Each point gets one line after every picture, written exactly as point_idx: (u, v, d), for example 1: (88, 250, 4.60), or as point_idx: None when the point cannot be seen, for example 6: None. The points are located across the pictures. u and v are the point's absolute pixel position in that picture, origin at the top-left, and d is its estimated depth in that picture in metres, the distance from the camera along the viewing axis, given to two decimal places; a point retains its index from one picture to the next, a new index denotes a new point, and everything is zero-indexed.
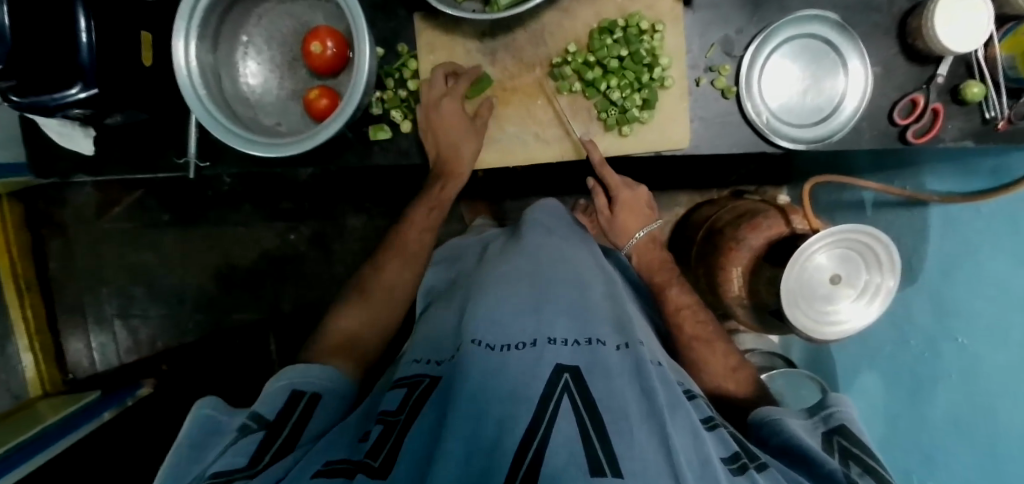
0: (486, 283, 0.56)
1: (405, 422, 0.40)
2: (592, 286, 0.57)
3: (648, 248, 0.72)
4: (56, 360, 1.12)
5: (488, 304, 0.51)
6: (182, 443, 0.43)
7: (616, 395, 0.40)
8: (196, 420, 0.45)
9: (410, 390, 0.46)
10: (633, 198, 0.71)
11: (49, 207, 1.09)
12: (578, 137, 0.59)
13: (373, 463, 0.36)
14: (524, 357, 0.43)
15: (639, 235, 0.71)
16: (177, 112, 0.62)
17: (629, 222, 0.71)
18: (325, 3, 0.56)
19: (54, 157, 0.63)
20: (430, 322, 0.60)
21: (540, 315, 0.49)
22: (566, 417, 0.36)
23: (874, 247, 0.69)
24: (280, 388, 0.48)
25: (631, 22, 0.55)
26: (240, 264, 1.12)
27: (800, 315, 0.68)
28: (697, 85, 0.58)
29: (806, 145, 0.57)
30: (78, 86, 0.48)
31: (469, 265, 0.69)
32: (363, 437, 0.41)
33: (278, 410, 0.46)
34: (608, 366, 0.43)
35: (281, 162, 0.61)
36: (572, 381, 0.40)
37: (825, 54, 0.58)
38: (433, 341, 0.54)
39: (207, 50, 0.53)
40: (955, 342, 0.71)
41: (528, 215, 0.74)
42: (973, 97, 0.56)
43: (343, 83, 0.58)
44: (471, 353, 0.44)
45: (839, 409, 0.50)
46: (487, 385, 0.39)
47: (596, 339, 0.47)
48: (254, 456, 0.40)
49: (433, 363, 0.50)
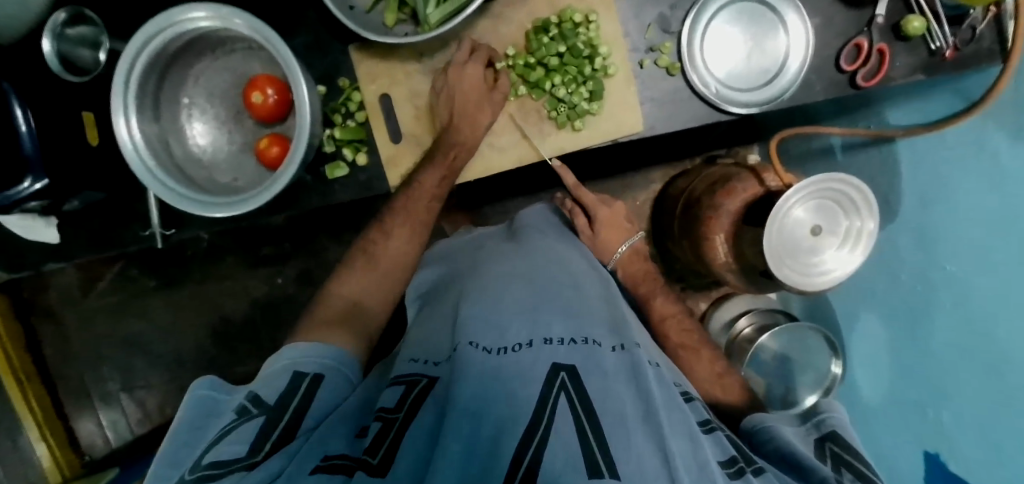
0: (479, 285, 0.56)
1: (404, 419, 0.39)
2: (586, 289, 0.58)
3: (631, 261, 0.74)
4: (69, 443, 1.12)
5: (483, 303, 0.51)
6: (180, 421, 0.42)
7: (613, 397, 0.40)
8: (194, 402, 0.44)
9: (409, 388, 0.44)
10: (611, 214, 0.72)
11: (35, 294, 1.09)
12: (533, 140, 0.59)
13: (372, 460, 0.34)
14: (521, 359, 0.43)
15: (622, 249, 0.72)
16: (132, 185, 0.62)
17: (611, 237, 0.72)
18: (259, 51, 0.57)
19: (21, 251, 0.63)
20: (429, 322, 0.59)
21: (536, 315, 0.49)
22: (564, 417, 0.36)
23: (849, 192, 0.69)
24: (281, 369, 0.46)
25: (564, 17, 0.56)
26: (233, 316, 1.12)
27: (787, 271, 0.68)
28: (641, 67, 0.58)
29: (758, 108, 0.58)
30: (30, 178, 0.47)
31: (467, 258, 0.69)
32: (362, 432, 0.40)
33: (280, 393, 0.43)
34: (603, 368, 0.43)
35: (246, 216, 0.61)
36: (568, 380, 0.40)
37: (762, 15, 0.59)
38: (429, 344, 0.53)
39: (149, 122, 0.52)
40: (944, 270, 0.71)
41: (522, 217, 0.75)
42: (916, 32, 0.57)
43: (292, 127, 0.58)
44: (468, 355, 0.43)
45: (831, 415, 0.50)
46: (485, 388, 0.38)
47: (592, 339, 0.47)
48: (253, 446, 0.37)
49: (431, 364, 0.49)
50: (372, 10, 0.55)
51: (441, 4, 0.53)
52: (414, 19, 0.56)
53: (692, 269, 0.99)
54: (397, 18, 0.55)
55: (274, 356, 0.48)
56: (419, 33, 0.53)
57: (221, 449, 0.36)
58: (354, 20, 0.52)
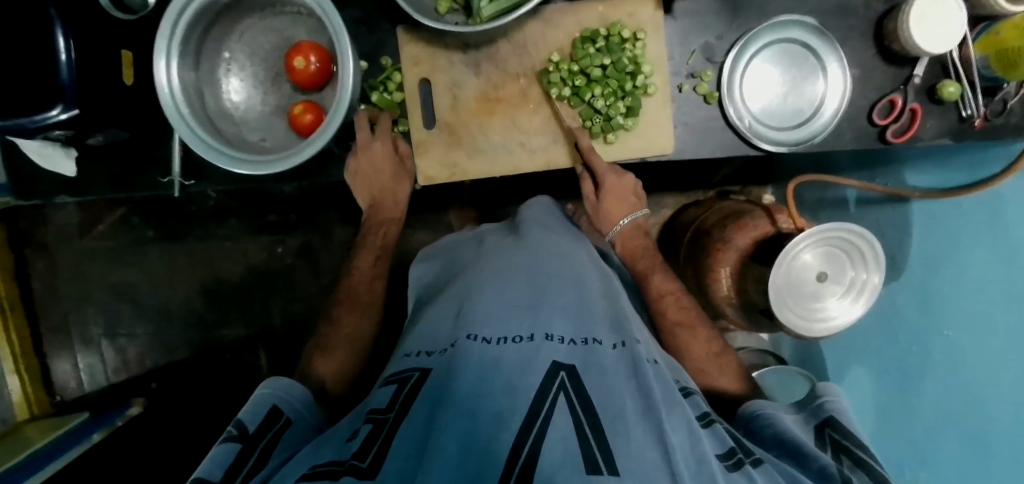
0: (484, 277, 0.56)
1: (394, 420, 0.38)
2: (588, 283, 0.57)
3: (631, 236, 0.70)
4: (42, 381, 1.10)
5: (487, 298, 0.50)
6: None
7: (613, 393, 0.39)
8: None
9: (400, 385, 0.44)
10: (617, 184, 0.63)
11: (32, 227, 1.08)
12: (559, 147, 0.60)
13: (362, 464, 0.33)
14: (522, 350, 0.42)
15: (622, 224, 0.67)
16: (159, 129, 0.61)
17: (613, 211, 0.66)
18: (307, 18, 0.56)
19: (34, 179, 0.62)
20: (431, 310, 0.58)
21: (538, 310, 0.48)
22: (562, 413, 0.35)
23: (858, 243, 0.69)
24: (261, 400, 0.47)
25: (613, 31, 0.56)
26: (228, 278, 1.11)
27: (790, 314, 0.69)
28: (679, 91, 0.59)
29: (788, 148, 0.59)
30: (59, 107, 0.47)
31: (468, 252, 0.69)
32: (352, 437, 0.39)
33: (259, 422, 0.44)
34: (603, 365, 0.42)
35: (268, 179, 0.60)
36: (568, 380, 0.39)
37: (804, 58, 0.59)
38: (430, 333, 0.52)
39: (189, 69, 0.52)
40: (942, 335, 0.71)
41: (524, 212, 0.74)
42: (950, 96, 0.58)
43: (328, 97, 0.58)
44: (468, 348, 0.43)
45: (829, 399, 0.49)
46: (483, 382, 0.38)
47: (593, 339, 0.46)
48: (229, 470, 0.37)
49: (424, 356, 0.48)
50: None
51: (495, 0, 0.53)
52: (466, 10, 0.57)
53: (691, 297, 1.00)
54: (449, 7, 0.56)
55: (260, 385, 0.49)
56: (469, 24, 0.53)
57: (201, 470, 0.36)
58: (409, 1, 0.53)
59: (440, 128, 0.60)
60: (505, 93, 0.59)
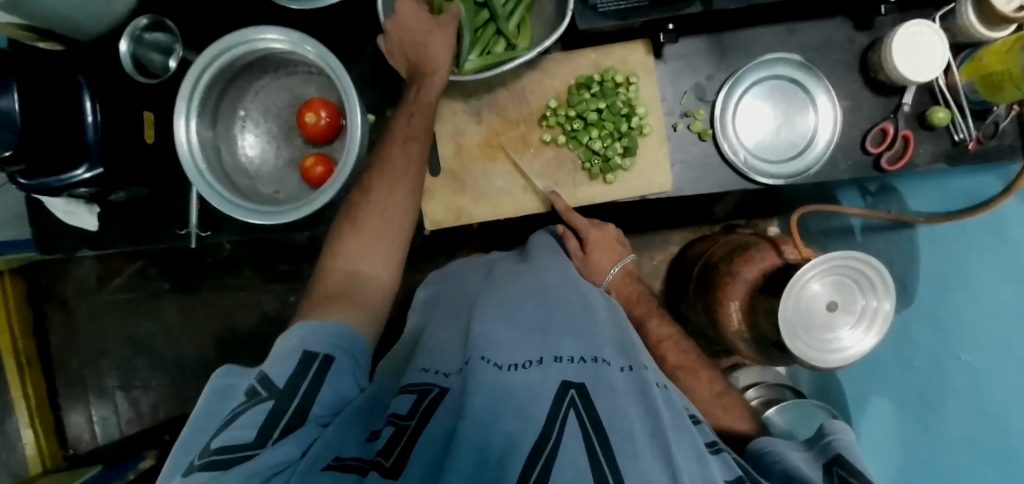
0: (492, 301, 0.56)
1: (416, 426, 0.37)
2: (597, 307, 0.56)
3: (624, 283, 0.73)
4: (56, 435, 1.11)
5: (494, 321, 0.50)
6: (200, 409, 0.40)
7: (621, 413, 0.37)
8: (212, 391, 0.41)
9: (419, 397, 0.42)
10: (602, 236, 0.72)
11: (51, 281, 1.11)
12: (542, 191, 0.61)
13: (386, 463, 0.34)
14: (530, 375, 0.41)
15: (614, 271, 0.71)
16: (177, 183, 0.64)
17: (603, 260, 0.72)
18: (318, 76, 0.60)
19: (59, 235, 0.65)
20: (433, 335, 0.58)
21: (547, 335, 0.48)
22: (572, 433, 0.35)
23: (864, 269, 0.69)
24: (289, 349, 0.43)
25: (607, 77, 0.59)
26: (241, 328, 1.12)
27: (801, 344, 0.68)
28: (674, 130, 0.61)
29: (785, 181, 0.60)
30: (84, 166, 0.50)
31: (476, 279, 0.69)
32: (372, 436, 0.38)
33: (290, 376, 0.41)
34: (613, 385, 0.41)
35: (280, 228, 0.63)
36: (578, 398, 0.38)
37: (793, 93, 0.61)
38: (439, 352, 0.52)
39: (207, 128, 0.55)
40: (960, 361, 0.70)
41: (532, 240, 0.73)
42: (941, 122, 0.59)
43: (338, 149, 0.61)
44: (479, 368, 0.42)
45: (838, 437, 0.45)
46: (499, 399, 0.38)
47: (602, 358, 0.45)
48: (262, 429, 0.36)
49: (441, 375, 0.47)
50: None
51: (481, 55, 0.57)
52: None
53: (704, 333, 0.99)
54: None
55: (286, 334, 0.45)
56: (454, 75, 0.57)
57: (227, 435, 0.34)
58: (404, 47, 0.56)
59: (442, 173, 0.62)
60: (506, 138, 0.62)
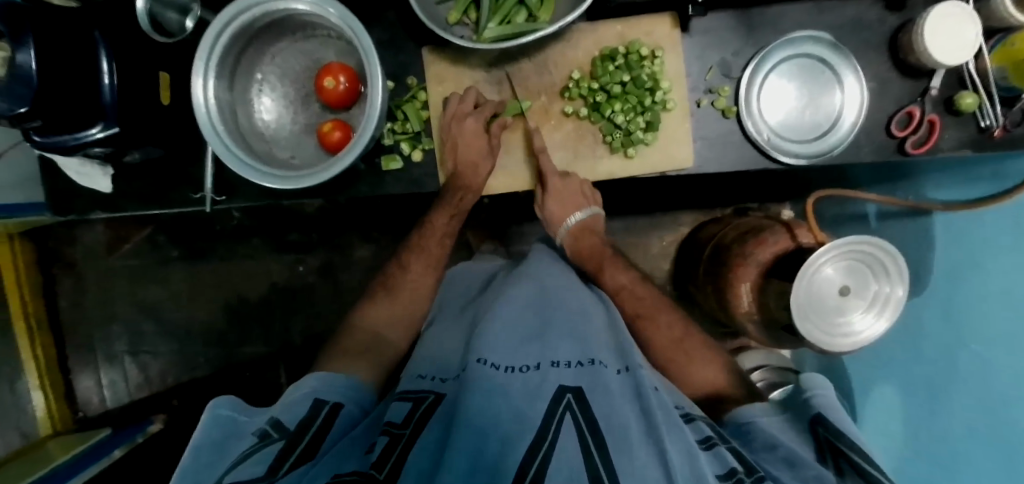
0: (490, 308, 0.55)
1: (411, 435, 0.38)
2: (593, 312, 0.56)
3: (583, 234, 0.66)
4: (66, 398, 1.12)
5: (495, 325, 0.50)
6: (200, 442, 0.40)
7: (616, 412, 0.38)
8: (212, 420, 0.42)
9: (415, 404, 0.43)
10: (565, 185, 0.60)
11: (60, 246, 1.11)
12: (532, 133, 0.60)
13: (379, 475, 0.34)
14: (529, 379, 0.42)
15: (571, 222, 0.63)
16: (191, 144, 0.64)
17: (561, 211, 0.62)
18: (336, 41, 0.59)
19: (72, 196, 0.64)
20: (434, 341, 0.58)
21: (545, 341, 0.48)
22: (568, 436, 0.35)
23: (880, 256, 0.69)
24: (303, 397, 0.47)
25: (632, 49, 0.57)
26: (249, 297, 1.12)
27: (811, 327, 0.68)
28: (698, 106, 0.60)
29: (808, 160, 0.59)
30: (100, 125, 0.50)
31: (473, 293, 0.67)
32: (370, 449, 0.39)
33: (299, 421, 0.43)
34: (609, 386, 0.41)
35: (295, 194, 0.62)
36: (574, 401, 0.38)
37: (821, 73, 0.60)
38: (437, 360, 0.53)
39: (224, 88, 0.54)
40: (969, 350, 0.71)
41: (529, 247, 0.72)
42: (969, 107, 0.58)
43: (356, 116, 0.60)
44: (479, 371, 0.42)
45: (835, 412, 0.48)
46: (494, 404, 0.37)
47: (598, 360, 0.45)
48: (274, 463, 0.36)
49: (439, 380, 0.48)
50: (440, 4, 0.57)
51: (502, 25, 0.55)
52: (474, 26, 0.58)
53: (713, 316, 0.99)
54: (459, 19, 0.57)
55: (296, 385, 0.49)
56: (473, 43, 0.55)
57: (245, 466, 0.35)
58: (422, 10, 0.54)
59: (446, 144, 0.59)
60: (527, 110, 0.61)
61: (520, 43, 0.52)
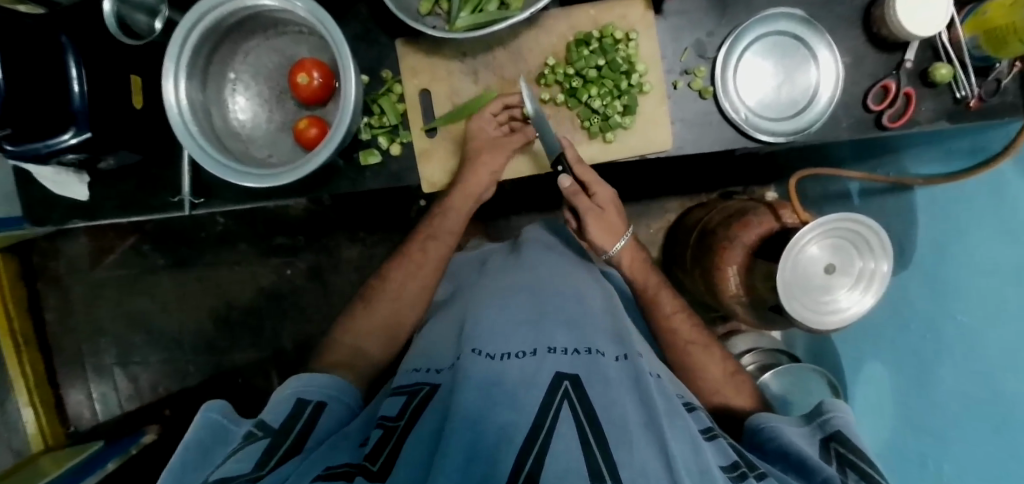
0: (484, 299, 0.55)
1: (405, 426, 0.38)
2: (590, 298, 0.56)
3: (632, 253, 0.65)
4: (57, 413, 1.11)
5: (487, 317, 0.50)
6: (186, 445, 0.39)
7: (614, 402, 0.38)
8: (201, 423, 0.41)
9: (409, 397, 0.43)
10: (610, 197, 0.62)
11: (44, 260, 1.10)
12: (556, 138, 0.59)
13: (372, 466, 0.33)
14: (525, 366, 0.41)
15: (624, 239, 0.63)
16: (168, 147, 0.63)
17: (611, 224, 0.63)
18: (309, 37, 0.58)
19: (48, 205, 0.63)
20: (427, 334, 0.57)
21: (540, 327, 0.48)
22: (566, 424, 0.34)
23: (862, 232, 0.69)
24: (285, 396, 0.46)
25: (606, 33, 0.57)
26: (239, 303, 1.11)
27: (799, 307, 0.69)
28: (674, 88, 0.60)
29: (786, 138, 0.59)
30: (71, 131, 0.49)
31: (467, 280, 0.67)
32: (364, 442, 0.38)
33: (283, 418, 0.43)
34: (607, 375, 0.41)
35: (276, 193, 0.62)
36: (572, 389, 0.38)
37: (795, 50, 0.60)
38: (432, 352, 0.52)
39: (197, 88, 0.54)
40: (954, 320, 0.69)
41: (526, 233, 0.73)
42: (942, 79, 0.58)
43: (331, 112, 0.60)
44: (472, 361, 0.42)
45: (837, 414, 0.45)
46: (490, 393, 0.37)
47: (595, 348, 0.45)
48: (259, 462, 0.36)
49: (433, 372, 0.47)
50: None
51: (474, 13, 0.54)
52: (446, 16, 0.58)
53: (703, 300, 0.99)
54: (430, 9, 0.57)
55: (281, 387, 0.48)
56: (445, 33, 0.54)
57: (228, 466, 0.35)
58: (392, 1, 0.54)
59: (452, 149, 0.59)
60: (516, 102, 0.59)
61: (493, 30, 0.52)
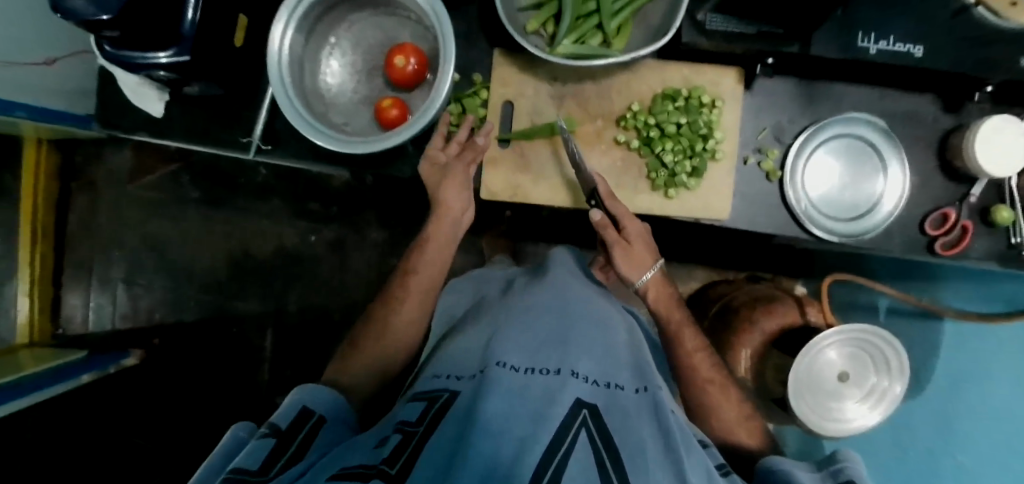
0: (509, 314, 0.55)
1: (424, 432, 0.38)
2: (615, 329, 0.56)
3: (659, 287, 0.62)
4: (51, 312, 1.11)
5: (513, 332, 0.50)
6: (211, 461, 0.39)
7: (633, 432, 0.39)
8: (230, 441, 0.41)
9: (429, 404, 0.43)
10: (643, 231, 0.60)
11: (84, 162, 1.11)
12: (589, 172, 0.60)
13: (390, 471, 0.34)
14: (548, 383, 0.41)
15: (651, 273, 0.60)
16: (248, 90, 0.65)
17: (641, 256, 0.60)
18: (416, 24, 0.60)
19: (124, 112, 0.65)
20: (449, 344, 0.58)
21: (564, 348, 0.48)
22: (582, 449, 0.35)
23: (883, 347, 0.70)
24: (291, 402, 0.46)
25: (693, 94, 0.59)
26: (256, 255, 1.12)
27: (806, 408, 0.68)
28: (744, 163, 0.62)
29: (839, 238, 0.60)
30: (168, 51, 0.51)
31: (493, 293, 0.67)
32: (380, 443, 0.39)
33: (290, 421, 0.43)
34: (624, 406, 0.43)
35: (336, 160, 0.62)
36: (590, 419, 0.38)
37: (869, 157, 0.61)
38: (455, 360, 0.52)
39: (299, 43, 0.56)
40: (954, 460, 0.78)
41: (554, 256, 0.73)
42: (1002, 221, 0.59)
43: (416, 98, 0.61)
44: (497, 373, 0.41)
45: (850, 465, 0.43)
46: (512, 405, 0.37)
47: (615, 383, 0.46)
48: (266, 462, 0.37)
49: (455, 378, 0.47)
50: (522, 11, 0.58)
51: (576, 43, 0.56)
52: (548, 38, 0.60)
53: None
54: (536, 29, 0.58)
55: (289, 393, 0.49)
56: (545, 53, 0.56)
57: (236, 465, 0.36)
58: (506, 11, 0.56)
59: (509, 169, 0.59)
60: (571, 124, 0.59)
61: (593, 64, 0.54)
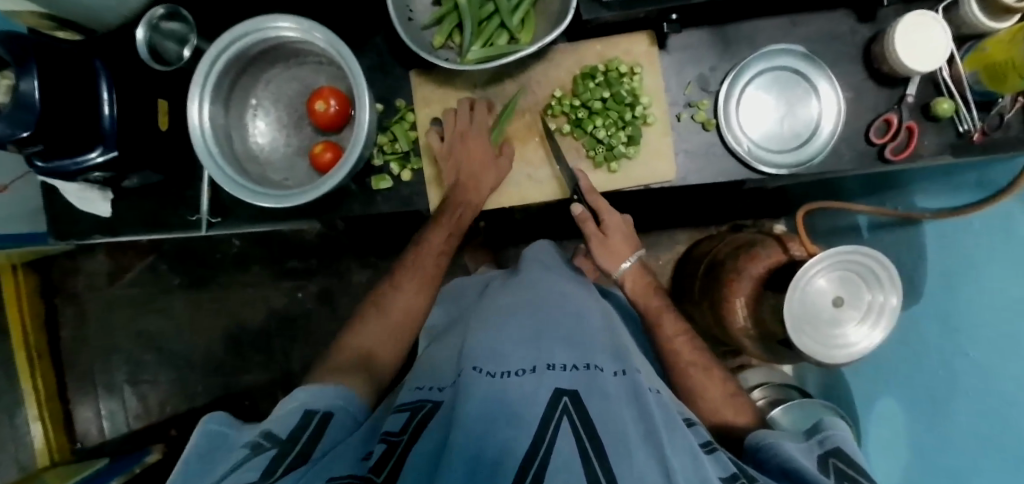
0: (484, 319, 0.55)
1: (408, 441, 0.38)
2: (589, 316, 0.56)
3: (636, 277, 0.65)
4: (66, 429, 1.12)
5: (488, 335, 0.50)
6: (187, 459, 0.39)
7: (615, 417, 0.39)
8: (202, 435, 0.41)
9: (413, 412, 0.43)
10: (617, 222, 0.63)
11: (63, 277, 1.13)
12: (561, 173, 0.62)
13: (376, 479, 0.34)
14: (524, 383, 0.41)
15: (628, 263, 0.64)
16: (187, 167, 0.66)
17: (619, 248, 0.63)
18: (328, 67, 0.61)
19: (74, 221, 0.66)
20: (430, 355, 0.58)
21: (540, 343, 0.48)
22: (565, 437, 0.35)
23: (870, 265, 0.69)
24: (292, 407, 0.45)
25: (611, 67, 0.60)
26: (250, 325, 1.13)
27: (807, 340, 0.67)
28: (678, 120, 0.62)
29: (788, 170, 0.60)
30: (98, 149, 0.51)
31: (468, 304, 0.67)
32: (367, 456, 0.38)
33: (291, 428, 0.42)
34: (606, 390, 0.42)
35: (288, 215, 0.64)
36: (571, 406, 0.38)
37: (796, 84, 0.62)
38: (434, 373, 0.52)
39: (219, 112, 0.57)
40: (966, 356, 0.68)
41: (527, 252, 0.73)
42: (945, 113, 0.59)
43: (346, 138, 0.62)
44: (473, 379, 0.42)
45: (835, 431, 0.45)
46: (489, 406, 0.37)
47: (594, 365, 0.45)
48: (266, 472, 0.36)
49: (435, 390, 0.47)
50: (425, 29, 0.60)
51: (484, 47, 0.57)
52: (458, 48, 0.61)
53: (712, 334, 0.98)
54: (443, 43, 0.60)
55: (288, 395, 0.47)
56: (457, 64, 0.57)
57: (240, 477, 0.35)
58: (408, 33, 0.57)
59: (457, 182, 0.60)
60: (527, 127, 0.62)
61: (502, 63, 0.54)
